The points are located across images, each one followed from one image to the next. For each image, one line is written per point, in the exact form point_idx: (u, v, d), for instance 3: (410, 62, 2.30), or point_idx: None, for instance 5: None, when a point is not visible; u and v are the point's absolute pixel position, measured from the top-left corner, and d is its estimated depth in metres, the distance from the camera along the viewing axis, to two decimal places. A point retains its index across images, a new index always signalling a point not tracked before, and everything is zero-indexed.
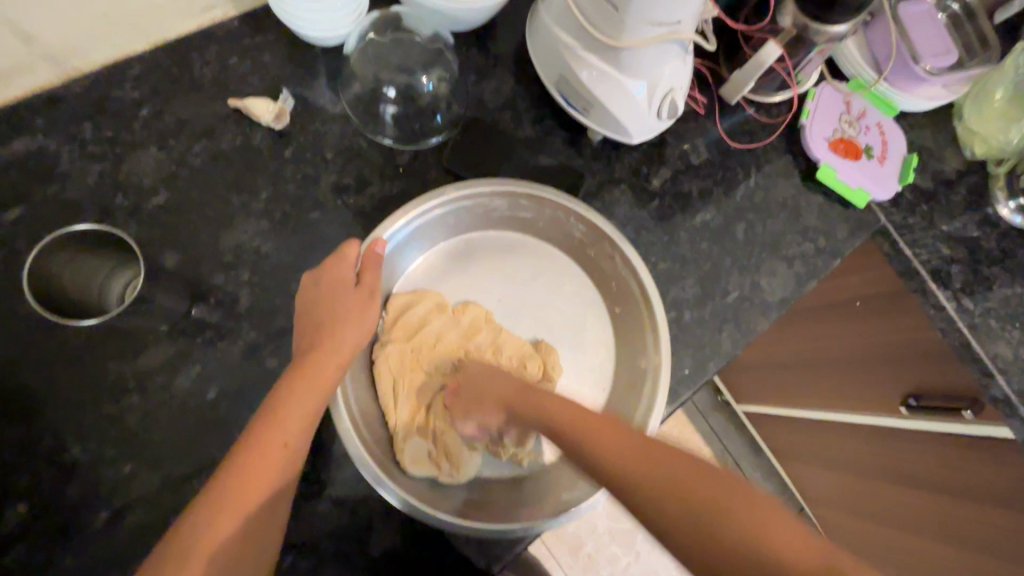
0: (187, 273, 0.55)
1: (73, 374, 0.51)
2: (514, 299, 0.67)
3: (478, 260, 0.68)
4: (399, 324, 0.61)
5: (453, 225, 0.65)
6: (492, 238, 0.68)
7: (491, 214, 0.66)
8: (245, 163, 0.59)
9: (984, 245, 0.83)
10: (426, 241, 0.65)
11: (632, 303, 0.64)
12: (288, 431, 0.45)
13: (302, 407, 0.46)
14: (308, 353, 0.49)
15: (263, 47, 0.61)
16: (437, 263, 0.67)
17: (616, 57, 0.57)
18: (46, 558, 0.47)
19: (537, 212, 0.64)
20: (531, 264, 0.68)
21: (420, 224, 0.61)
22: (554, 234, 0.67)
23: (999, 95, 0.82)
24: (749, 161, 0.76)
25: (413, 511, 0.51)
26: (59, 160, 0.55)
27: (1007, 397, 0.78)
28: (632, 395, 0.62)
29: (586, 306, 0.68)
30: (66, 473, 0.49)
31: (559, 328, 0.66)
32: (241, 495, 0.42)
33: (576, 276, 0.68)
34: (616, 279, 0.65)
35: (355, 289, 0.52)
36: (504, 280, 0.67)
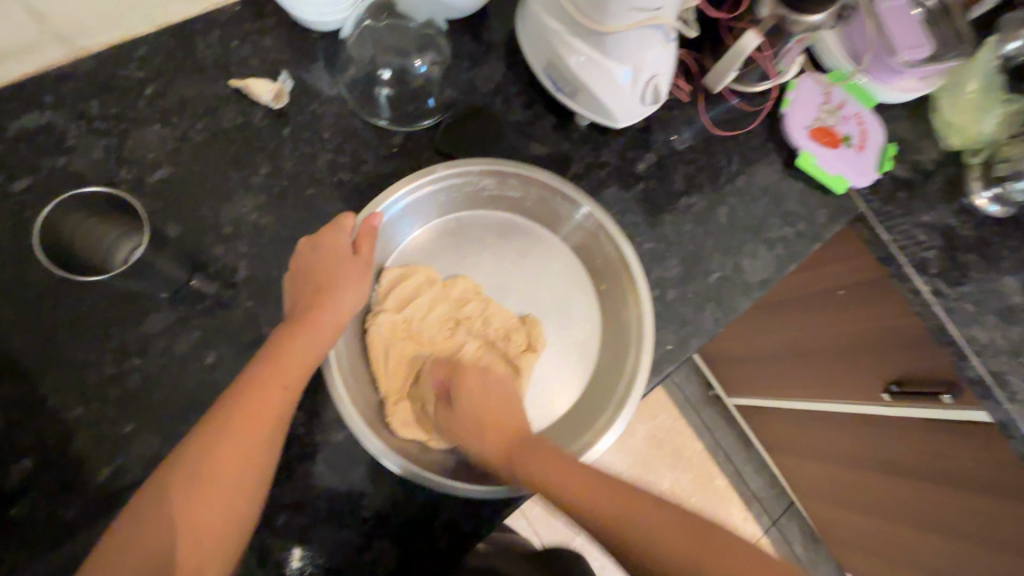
0: (188, 244, 0.57)
1: (78, 337, 0.53)
2: (502, 276, 0.69)
3: (468, 238, 0.70)
4: (390, 295, 0.64)
5: (445, 204, 0.68)
6: (482, 217, 0.71)
7: (481, 194, 0.68)
8: (245, 140, 0.61)
9: (960, 232, 0.86)
10: (418, 218, 0.67)
11: (616, 278, 0.66)
12: (279, 384, 0.48)
13: (301, 356, 0.50)
14: (306, 312, 0.52)
15: (264, 31, 0.64)
16: (427, 241, 0.69)
17: (602, 41, 0.60)
18: (48, 513, 0.49)
19: (525, 190, 0.67)
20: (519, 242, 0.71)
21: (413, 200, 0.64)
22: (542, 213, 0.70)
23: (971, 87, 0.85)
24: (732, 148, 0.79)
25: (405, 471, 0.53)
26: (67, 134, 0.57)
27: (982, 378, 0.81)
28: (615, 369, 0.64)
29: (573, 284, 0.70)
30: (69, 431, 0.51)
31: (545, 304, 0.69)
32: (237, 441, 0.45)
33: (562, 254, 0.71)
34: (601, 256, 0.67)
35: (354, 257, 0.55)
36: (493, 257, 0.70)
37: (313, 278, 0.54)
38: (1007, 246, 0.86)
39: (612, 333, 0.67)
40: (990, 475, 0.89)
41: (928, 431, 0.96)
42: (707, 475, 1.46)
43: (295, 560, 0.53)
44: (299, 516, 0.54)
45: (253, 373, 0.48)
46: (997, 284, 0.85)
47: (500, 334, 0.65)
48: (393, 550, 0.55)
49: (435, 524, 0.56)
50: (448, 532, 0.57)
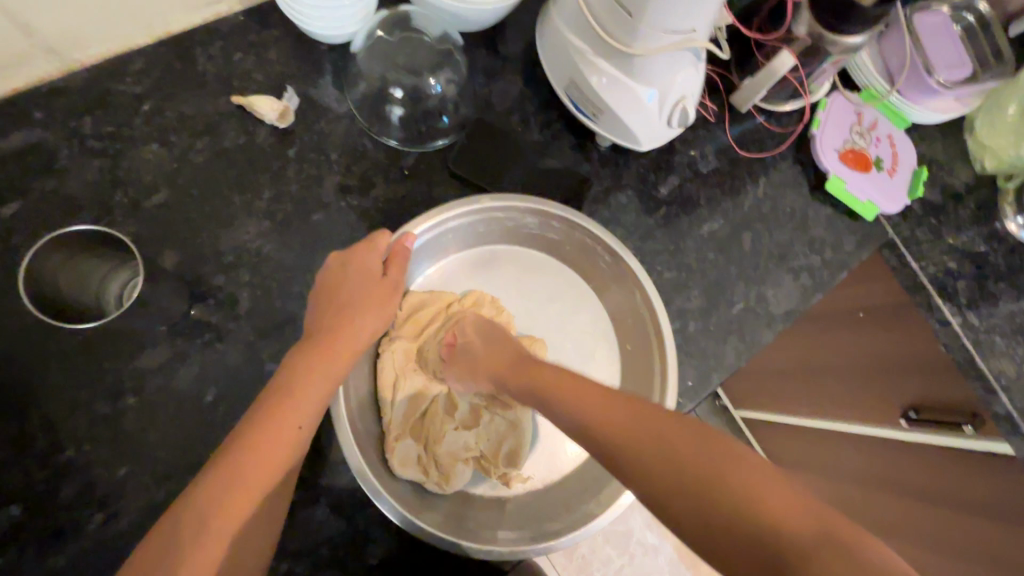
0: (187, 272, 0.54)
1: (68, 372, 0.50)
2: (521, 315, 0.66)
3: (495, 272, 0.67)
4: (405, 322, 0.61)
5: (480, 234, 0.64)
6: (515, 253, 0.67)
7: (519, 230, 0.65)
8: (248, 161, 0.58)
9: (990, 260, 0.82)
10: (450, 245, 0.64)
11: (644, 341, 0.62)
12: (306, 402, 0.46)
13: (322, 378, 0.48)
14: (327, 335, 0.50)
15: (268, 43, 0.60)
16: (456, 268, 0.66)
17: (628, 63, 0.56)
18: (34, 562, 0.47)
19: (566, 235, 0.63)
20: (550, 283, 0.67)
21: (450, 228, 0.60)
22: (578, 260, 0.66)
23: (1012, 110, 0.80)
24: (758, 170, 0.75)
25: (408, 524, 0.50)
26: (58, 154, 0.53)
27: (1009, 415, 0.77)
28: None
29: (595, 337, 0.66)
30: (59, 475, 0.48)
31: (565, 350, 0.65)
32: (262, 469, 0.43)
33: (592, 306, 0.67)
34: (632, 316, 0.63)
35: (379, 279, 0.54)
36: (517, 295, 0.66)
37: (337, 298, 0.52)
38: None
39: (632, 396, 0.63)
40: (1010, 509, 0.86)
41: (946, 460, 0.93)
42: None
43: None
44: (302, 564, 0.52)
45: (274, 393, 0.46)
46: None
47: None
48: None
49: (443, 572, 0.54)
50: None
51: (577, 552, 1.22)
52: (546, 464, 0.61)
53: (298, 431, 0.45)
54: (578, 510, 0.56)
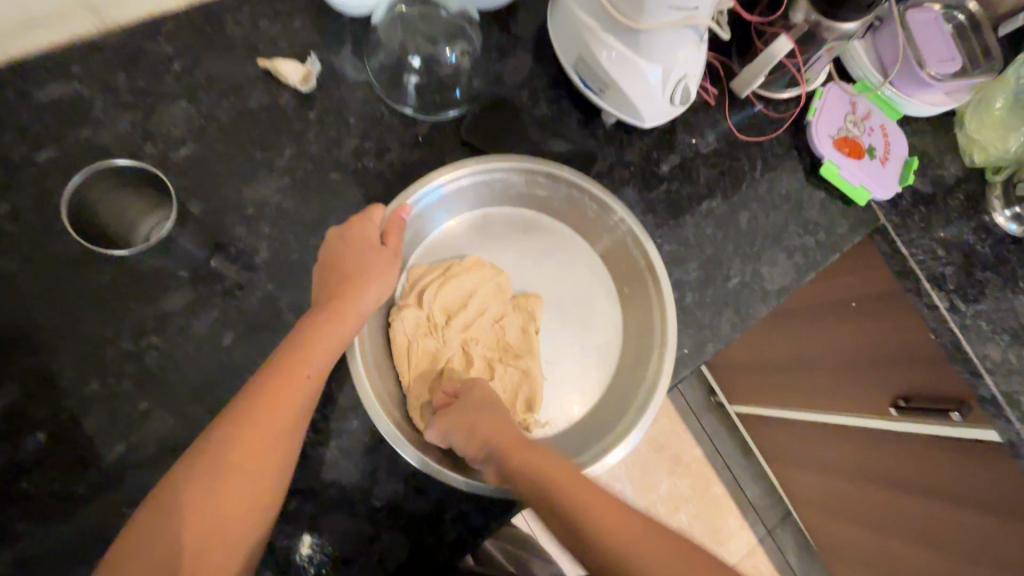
0: (211, 223, 0.57)
1: (96, 310, 0.53)
2: (525, 272, 0.69)
3: (494, 233, 0.70)
4: (410, 292, 0.63)
5: (473, 199, 0.67)
6: (508, 214, 0.70)
7: (508, 191, 0.67)
8: (271, 121, 0.60)
9: (978, 250, 0.85)
10: (452, 209, 0.67)
11: (638, 281, 0.65)
12: (309, 368, 0.48)
13: (326, 343, 0.50)
14: (333, 299, 0.52)
15: (293, 13, 0.63)
16: (459, 234, 0.69)
17: (635, 40, 0.60)
18: (57, 488, 0.49)
19: (552, 192, 0.67)
20: (546, 240, 0.70)
21: (450, 191, 0.64)
22: (568, 213, 0.69)
23: (1000, 103, 0.85)
24: (756, 153, 0.79)
25: (431, 471, 0.54)
26: (93, 106, 0.56)
27: (994, 397, 0.80)
28: (635, 376, 0.64)
29: (595, 286, 0.69)
30: (84, 405, 0.51)
31: (568, 305, 0.68)
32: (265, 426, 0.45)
33: (586, 256, 0.70)
34: (625, 258, 0.67)
35: (379, 248, 0.55)
36: (517, 256, 0.70)
37: (334, 272, 0.53)
38: None
39: (634, 338, 0.66)
40: (993, 494, 0.88)
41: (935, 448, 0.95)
42: (704, 482, 1.48)
43: (305, 546, 0.53)
44: (312, 503, 0.54)
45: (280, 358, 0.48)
46: (1014, 303, 0.84)
47: (517, 334, 0.64)
48: (404, 541, 0.55)
49: (445, 517, 0.56)
50: (459, 526, 0.56)
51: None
52: (558, 408, 0.65)
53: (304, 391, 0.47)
54: (595, 447, 0.60)
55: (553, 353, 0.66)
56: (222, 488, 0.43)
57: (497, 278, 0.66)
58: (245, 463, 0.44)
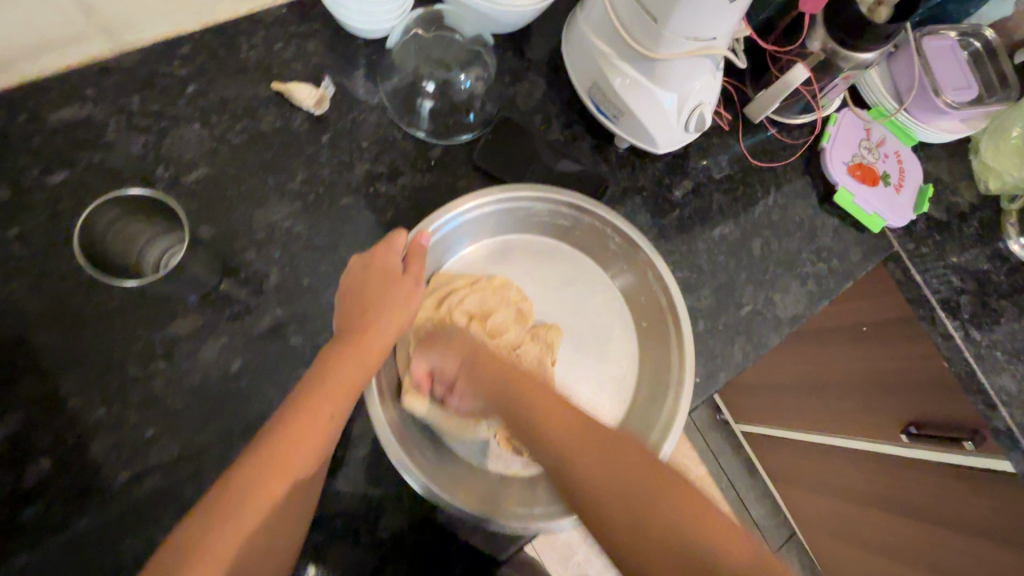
0: (221, 246, 0.56)
1: (103, 335, 0.52)
2: (542, 299, 0.68)
3: (513, 258, 0.69)
4: (434, 293, 0.64)
5: (493, 226, 0.66)
6: (527, 241, 0.70)
7: (529, 219, 0.67)
8: (283, 144, 0.60)
9: (993, 278, 0.84)
10: (470, 236, 0.66)
11: (659, 316, 0.64)
12: (331, 404, 0.47)
13: (348, 376, 0.49)
14: (357, 331, 0.52)
15: (308, 36, 0.63)
16: (478, 255, 0.68)
17: (650, 67, 0.59)
18: (59, 517, 0.48)
19: (574, 222, 0.66)
20: (566, 268, 0.70)
21: (469, 220, 0.63)
22: (589, 242, 0.68)
23: (1017, 132, 0.82)
24: (769, 179, 0.78)
25: (432, 495, 0.52)
26: (106, 128, 0.56)
27: (1009, 429, 0.78)
28: (652, 412, 0.62)
29: (612, 316, 0.68)
30: (89, 432, 0.50)
31: (585, 334, 0.67)
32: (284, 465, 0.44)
33: (605, 287, 0.69)
34: (646, 292, 0.66)
35: (401, 276, 0.55)
36: (534, 281, 0.69)
37: (358, 298, 0.54)
38: None
39: (650, 376, 0.65)
40: (1006, 527, 0.87)
41: (947, 477, 0.93)
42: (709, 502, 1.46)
43: None
44: (317, 534, 0.53)
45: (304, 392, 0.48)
46: None
47: (533, 363, 0.63)
48: (410, 575, 0.54)
49: (452, 549, 0.55)
50: (466, 560, 0.55)
51: (559, 542, 1.19)
52: None
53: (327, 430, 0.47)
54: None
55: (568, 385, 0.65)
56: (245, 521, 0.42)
57: (520, 301, 0.66)
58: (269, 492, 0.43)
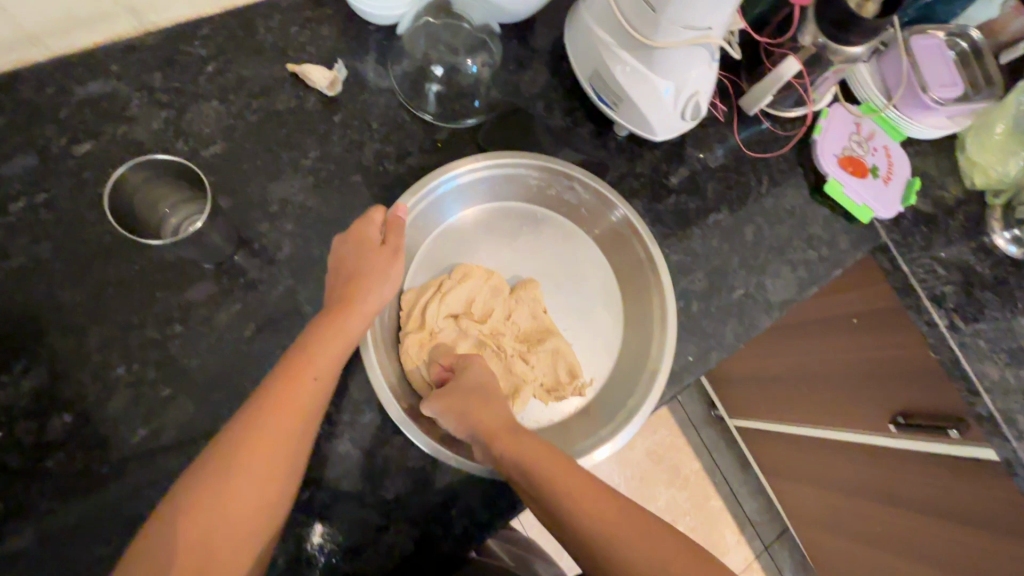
0: (236, 217, 0.59)
1: (124, 298, 0.55)
2: (523, 266, 0.70)
3: (492, 232, 0.71)
4: (412, 310, 0.63)
5: (470, 198, 0.69)
6: (504, 211, 0.72)
7: (503, 186, 0.70)
8: (297, 123, 0.63)
9: (978, 270, 0.87)
10: (460, 203, 0.69)
11: (634, 259, 0.70)
12: (315, 369, 0.50)
13: (332, 347, 0.52)
14: (341, 301, 0.54)
15: (322, 21, 0.66)
16: (462, 229, 0.70)
17: (649, 56, 0.62)
18: (80, 468, 0.50)
19: (546, 183, 0.70)
20: (549, 239, 0.72)
21: (465, 182, 0.67)
22: (562, 204, 0.72)
23: (1000, 129, 0.87)
24: (762, 169, 0.81)
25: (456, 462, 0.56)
26: (130, 103, 0.59)
27: (992, 416, 0.81)
28: (643, 331, 0.68)
29: (591, 269, 0.72)
30: (109, 389, 0.52)
31: (566, 291, 0.70)
32: (271, 429, 0.47)
33: (580, 242, 0.72)
34: (616, 238, 0.71)
35: (380, 248, 0.57)
36: (515, 255, 0.70)
37: (343, 276, 0.56)
38: None
39: (634, 323, 0.69)
40: (988, 512, 0.89)
41: (930, 465, 0.96)
42: (702, 494, 1.48)
43: (316, 534, 0.54)
44: (324, 493, 0.55)
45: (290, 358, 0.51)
46: (1013, 324, 0.85)
47: (530, 322, 0.66)
48: (412, 535, 0.56)
49: (455, 510, 0.58)
50: (465, 522, 0.57)
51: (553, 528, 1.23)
52: (594, 362, 0.68)
53: (314, 393, 0.50)
54: (634, 401, 0.63)
55: (568, 325, 0.68)
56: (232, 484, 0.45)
57: (490, 277, 0.66)
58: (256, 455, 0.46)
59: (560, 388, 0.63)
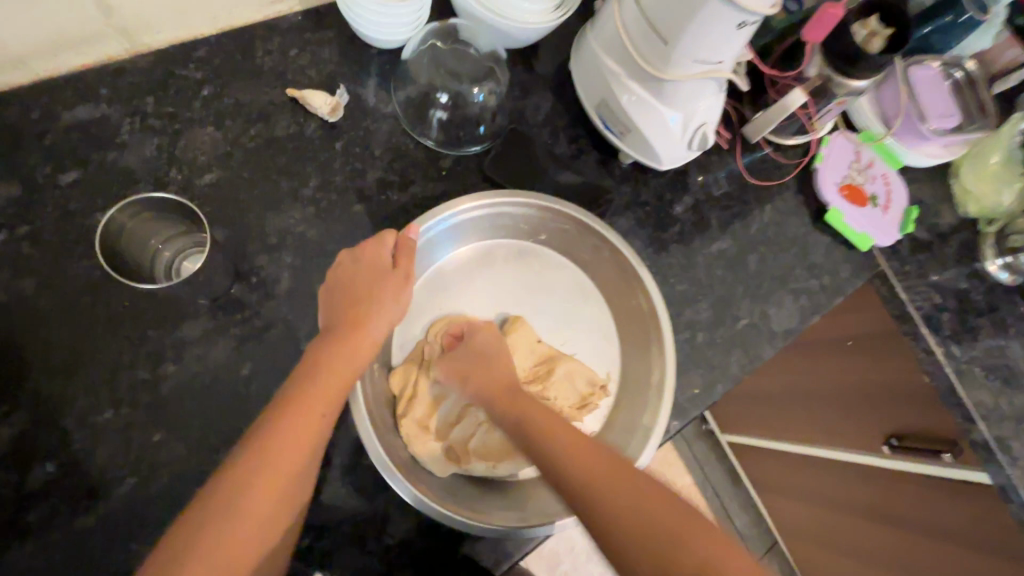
0: (233, 250, 0.56)
1: (113, 336, 0.52)
2: (519, 305, 0.69)
3: (485, 272, 0.69)
4: (404, 395, 0.59)
5: (462, 237, 0.67)
6: (496, 247, 0.70)
7: (495, 224, 0.67)
8: (296, 149, 0.61)
9: (971, 297, 0.88)
10: (453, 242, 0.67)
11: (633, 298, 0.67)
12: (331, 391, 0.47)
13: (346, 367, 0.49)
14: (347, 328, 0.51)
15: (324, 43, 0.64)
16: (457, 272, 0.68)
17: (658, 87, 0.61)
18: (66, 520, 0.47)
19: (541, 220, 0.67)
20: (542, 272, 0.70)
21: (457, 222, 0.64)
22: (556, 241, 0.69)
23: (995, 160, 0.87)
24: (765, 197, 0.81)
25: (424, 506, 0.52)
26: (121, 129, 0.56)
27: (987, 443, 0.82)
28: (641, 358, 0.66)
29: (585, 296, 0.70)
30: (96, 435, 0.50)
31: (563, 329, 0.69)
32: (289, 455, 0.43)
33: (573, 276, 0.71)
34: (614, 280, 0.68)
35: (392, 271, 0.54)
36: (510, 293, 0.69)
37: (351, 296, 0.53)
38: (1016, 314, 0.89)
39: (633, 347, 0.68)
40: (980, 538, 0.90)
41: (921, 487, 0.97)
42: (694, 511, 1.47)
43: None
44: (324, 541, 0.53)
45: (305, 381, 0.47)
46: (1006, 350, 0.87)
47: (530, 359, 0.65)
48: None
49: (458, 556, 0.55)
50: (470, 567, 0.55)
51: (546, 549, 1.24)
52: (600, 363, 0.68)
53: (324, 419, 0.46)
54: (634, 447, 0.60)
55: (569, 346, 0.68)
56: (250, 517, 0.41)
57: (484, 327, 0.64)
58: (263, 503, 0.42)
59: (588, 397, 0.64)
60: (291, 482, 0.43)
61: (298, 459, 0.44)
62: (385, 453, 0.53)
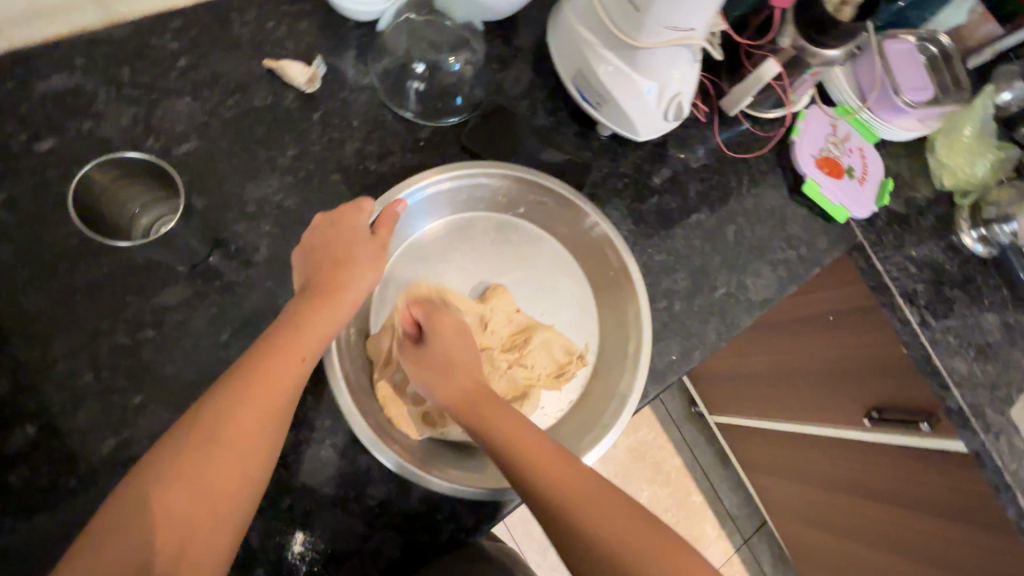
0: (211, 218, 0.57)
1: (91, 302, 0.52)
2: (497, 275, 0.70)
3: (463, 244, 0.70)
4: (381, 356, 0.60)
5: (440, 208, 0.68)
6: (474, 219, 0.70)
7: (474, 196, 0.68)
8: (274, 120, 0.61)
9: (947, 268, 0.90)
10: (432, 213, 0.68)
11: (609, 268, 0.68)
12: (304, 347, 0.48)
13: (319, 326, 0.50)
14: (324, 287, 0.52)
15: (300, 15, 0.64)
16: (435, 243, 0.69)
17: (632, 55, 0.62)
18: (48, 481, 0.48)
19: (519, 193, 0.68)
20: (520, 245, 0.71)
21: (434, 193, 0.65)
22: (535, 215, 0.71)
23: (967, 132, 0.90)
24: (743, 170, 0.82)
25: (404, 471, 0.54)
26: (97, 98, 0.56)
27: (960, 409, 0.84)
28: (619, 327, 0.67)
29: (563, 268, 0.71)
30: (76, 399, 0.50)
31: (542, 299, 0.70)
32: (256, 403, 0.44)
33: (551, 249, 0.72)
34: (591, 251, 0.70)
35: (371, 238, 0.56)
36: (488, 264, 0.70)
37: (332, 258, 0.53)
38: (990, 285, 0.91)
39: (611, 317, 0.69)
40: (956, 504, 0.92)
41: (899, 457, 0.99)
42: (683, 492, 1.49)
43: (296, 544, 0.53)
44: (304, 502, 0.54)
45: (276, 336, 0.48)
46: (979, 320, 0.88)
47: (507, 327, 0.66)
48: (397, 541, 0.55)
49: (438, 518, 0.56)
50: (450, 526, 0.57)
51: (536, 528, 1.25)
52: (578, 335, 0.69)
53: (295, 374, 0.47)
54: (610, 413, 0.62)
55: (548, 316, 0.69)
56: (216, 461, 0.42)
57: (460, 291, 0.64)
58: (235, 452, 0.43)
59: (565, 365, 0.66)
60: (259, 430, 0.44)
61: (267, 406, 0.45)
62: (366, 422, 0.55)
